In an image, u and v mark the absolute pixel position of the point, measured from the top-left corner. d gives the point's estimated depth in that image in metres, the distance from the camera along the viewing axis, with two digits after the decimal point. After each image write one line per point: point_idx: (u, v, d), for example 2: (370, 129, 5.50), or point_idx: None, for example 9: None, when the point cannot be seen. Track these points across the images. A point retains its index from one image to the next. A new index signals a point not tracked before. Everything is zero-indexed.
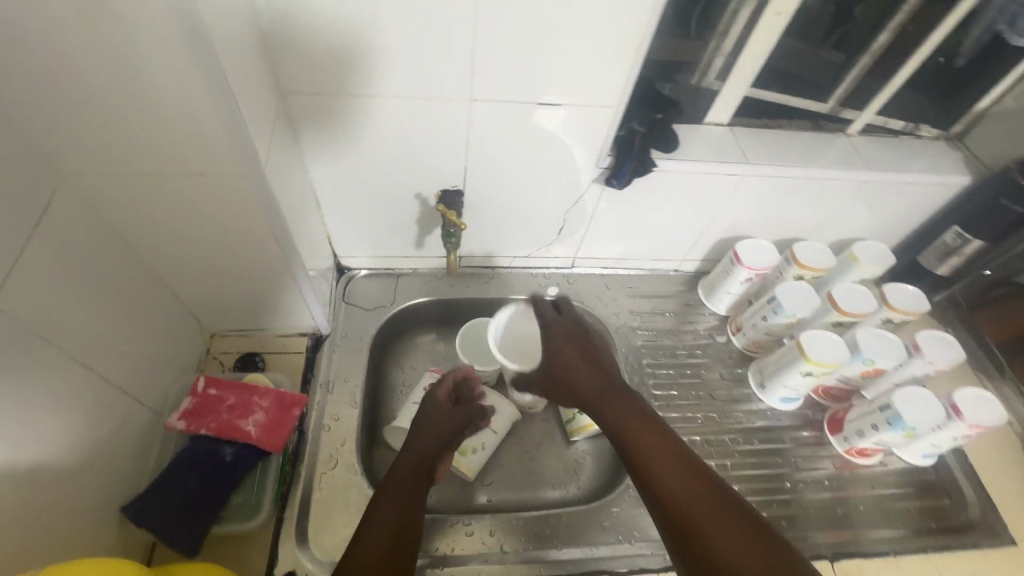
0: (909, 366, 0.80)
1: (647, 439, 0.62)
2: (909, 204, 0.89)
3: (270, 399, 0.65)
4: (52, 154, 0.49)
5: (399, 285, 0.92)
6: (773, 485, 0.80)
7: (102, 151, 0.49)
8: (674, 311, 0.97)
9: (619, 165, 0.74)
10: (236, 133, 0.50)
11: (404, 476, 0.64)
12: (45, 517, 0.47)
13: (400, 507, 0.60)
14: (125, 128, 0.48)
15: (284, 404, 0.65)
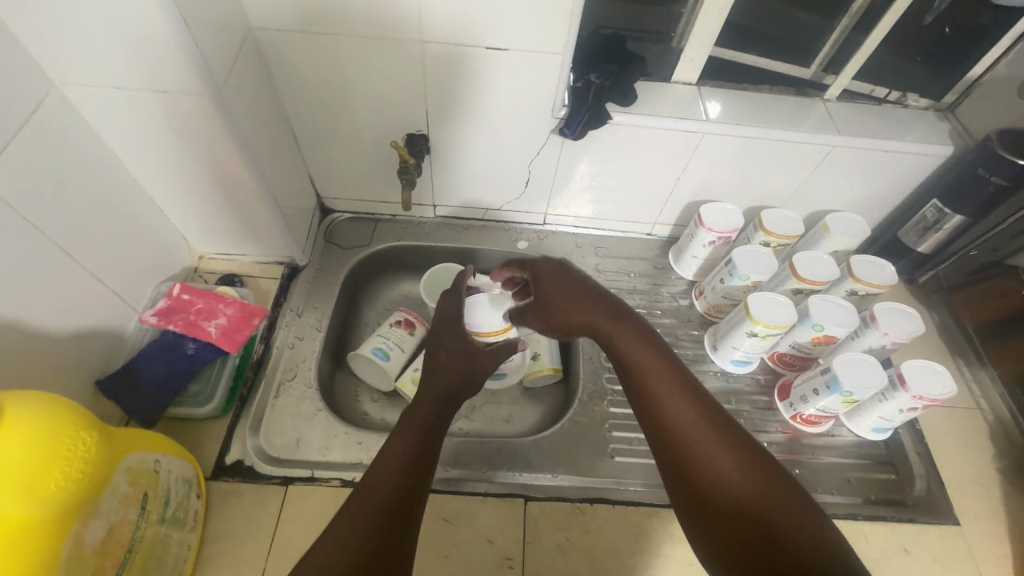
0: (865, 337, 0.80)
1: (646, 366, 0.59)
2: (888, 176, 0.87)
3: (233, 308, 0.73)
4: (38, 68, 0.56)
5: (377, 229, 0.98)
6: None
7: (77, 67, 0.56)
8: (641, 274, 0.99)
9: (573, 116, 0.77)
10: (191, 56, 0.55)
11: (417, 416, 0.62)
12: (17, 370, 0.56)
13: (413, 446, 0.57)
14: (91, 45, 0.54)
15: (245, 314, 0.73)
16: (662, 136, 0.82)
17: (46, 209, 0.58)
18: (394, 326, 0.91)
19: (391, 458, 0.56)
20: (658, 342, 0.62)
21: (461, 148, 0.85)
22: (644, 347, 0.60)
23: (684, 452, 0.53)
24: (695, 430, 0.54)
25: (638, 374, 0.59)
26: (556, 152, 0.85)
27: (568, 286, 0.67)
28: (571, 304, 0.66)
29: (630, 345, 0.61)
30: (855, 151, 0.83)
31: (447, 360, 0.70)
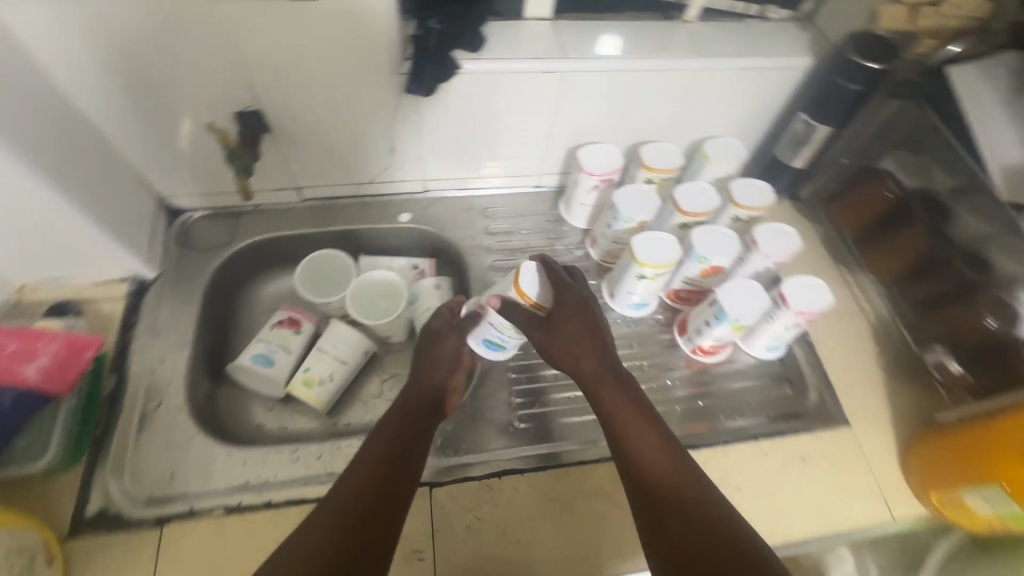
0: (749, 261, 0.80)
1: (637, 429, 0.61)
2: (757, 95, 0.85)
3: (57, 343, 0.63)
4: None
5: (239, 223, 0.88)
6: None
7: None
8: (534, 229, 0.95)
9: (417, 70, 0.69)
10: None
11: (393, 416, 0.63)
12: None
13: (381, 450, 0.58)
14: None
15: (74, 348, 0.63)
16: (525, 81, 0.76)
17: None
18: (276, 327, 0.83)
19: (360, 463, 0.57)
20: (646, 403, 0.64)
21: (308, 121, 0.76)
22: (632, 405, 0.63)
23: (664, 512, 0.55)
24: (679, 491, 0.56)
25: (626, 436, 0.61)
26: (414, 112, 0.77)
27: (577, 329, 0.68)
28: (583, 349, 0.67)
29: (619, 408, 0.63)
30: (720, 72, 0.80)
31: (424, 366, 0.69)
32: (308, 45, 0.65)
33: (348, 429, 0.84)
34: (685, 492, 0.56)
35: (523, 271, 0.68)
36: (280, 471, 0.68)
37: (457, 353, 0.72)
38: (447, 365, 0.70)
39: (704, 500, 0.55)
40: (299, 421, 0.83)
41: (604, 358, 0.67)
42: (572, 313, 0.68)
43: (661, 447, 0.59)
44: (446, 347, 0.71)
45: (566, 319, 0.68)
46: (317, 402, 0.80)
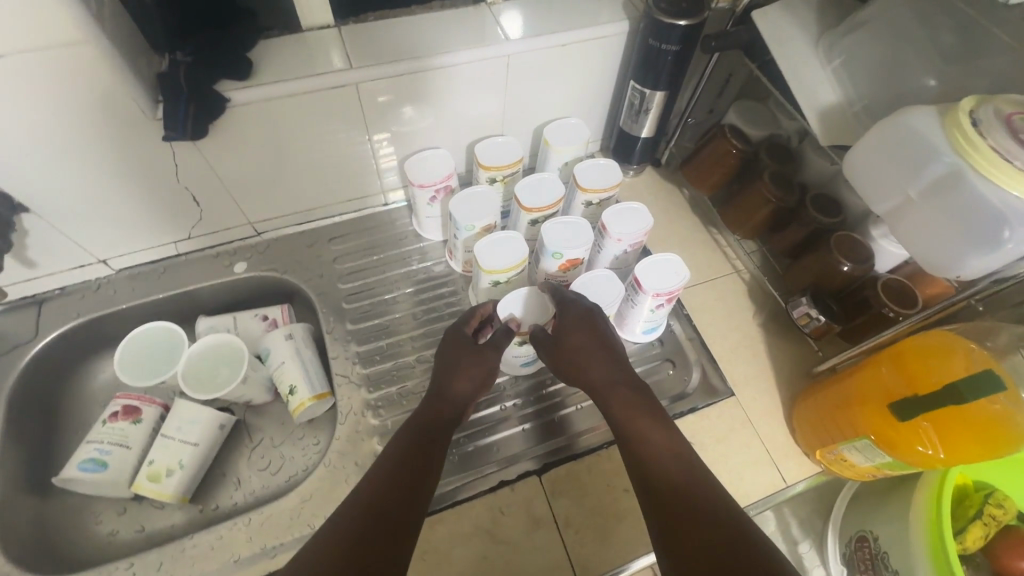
0: (606, 248, 0.76)
1: (646, 433, 0.57)
2: (586, 70, 0.80)
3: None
4: None
5: (44, 313, 0.77)
6: (511, 403, 0.74)
7: None
8: (390, 251, 0.87)
9: (173, 113, 0.60)
10: None
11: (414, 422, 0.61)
12: None
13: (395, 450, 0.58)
14: None
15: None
16: (310, 102, 0.67)
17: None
18: (107, 422, 0.74)
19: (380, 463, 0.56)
20: (658, 408, 0.61)
21: (73, 189, 0.65)
22: (644, 413, 0.59)
23: (681, 518, 0.49)
24: (692, 495, 0.50)
25: (639, 437, 0.57)
26: (202, 157, 0.68)
27: (586, 337, 0.66)
28: (596, 361, 0.65)
29: (628, 409, 0.60)
30: (535, 54, 0.74)
31: (461, 379, 0.66)
32: (15, 107, 0.54)
33: (219, 513, 0.76)
34: (692, 492, 0.51)
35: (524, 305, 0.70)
36: None
37: (484, 364, 0.67)
38: (471, 379, 0.66)
39: (713, 500, 0.50)
40: (157, 518, 0.74)
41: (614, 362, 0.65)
42: (578, 328, 0.66)
43: (673, 454, 0.55)
44: (475, 358, 0.67)
45: (570, 329, 0.66)
46: (168, 496, 0.72)
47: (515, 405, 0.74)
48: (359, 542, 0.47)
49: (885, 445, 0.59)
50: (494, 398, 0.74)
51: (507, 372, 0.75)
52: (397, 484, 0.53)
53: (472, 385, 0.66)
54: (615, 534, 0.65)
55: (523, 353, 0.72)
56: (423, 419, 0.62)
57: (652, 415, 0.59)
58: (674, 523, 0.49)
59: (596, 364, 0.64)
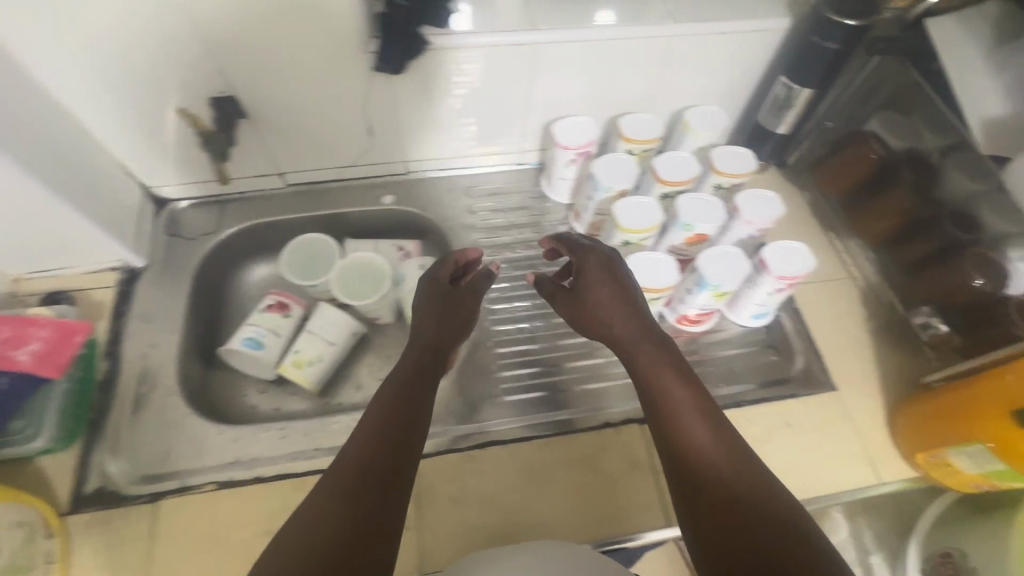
0: (732, 229, 0.79)
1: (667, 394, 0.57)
2: (736, 60, 0.83)
3: (7, 326, 0.64)
4: None
5: (226, 211, 0.89)
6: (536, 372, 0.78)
7: None
8: (518, 207, 0.95)
9: (385, 48, 0.69)
10: None
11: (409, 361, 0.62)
12: None
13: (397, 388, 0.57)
14: None
15: (11, 320, 0.64)
16: (491, 56, 0.75)
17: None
18: (265, 311, 0.85)
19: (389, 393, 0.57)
20: (680, 360, 0.60)
21: (281, 103, 0.76)
22: (669, 368, 0.58)
23: (713, 486, 0.50)
24: (727, 460, 0.51)
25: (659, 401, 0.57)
26: (389, 92, 0.77)
27: (608, 292, 0.65)
28: (619, 315, 0.63)
29: (653, 364, 0.59)
30: (697, 38, 0.79)
31: (453, 328, 0.67)
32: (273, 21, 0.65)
33: (340, 407, 0.86)
34: (724, 457, 0.52)
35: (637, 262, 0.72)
36: (270, 447, 0.70)
37: (456, 314, 0.68)
38: (457, 324, 0.68)
39: (741, 467, 0.51)
40: (291, 402, 0.85)
41: (633, 312, 0.64)
42: (602, 282, 0.65)
43: (699, 413, 0.55)
44: (455, 304, 0.69)
45: (596, 284, 0.65)
46: (307, 382, 0.82)
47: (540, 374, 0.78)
48: (365, 471, 0.49)
49: (1008, 454, 0.60)
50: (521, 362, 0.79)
51: None
52: (404, 411, 0.54)
53: (456, 332, 0.67)
54: None
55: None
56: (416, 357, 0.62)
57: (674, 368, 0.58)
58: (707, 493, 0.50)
59: (621, 319, 0.63)
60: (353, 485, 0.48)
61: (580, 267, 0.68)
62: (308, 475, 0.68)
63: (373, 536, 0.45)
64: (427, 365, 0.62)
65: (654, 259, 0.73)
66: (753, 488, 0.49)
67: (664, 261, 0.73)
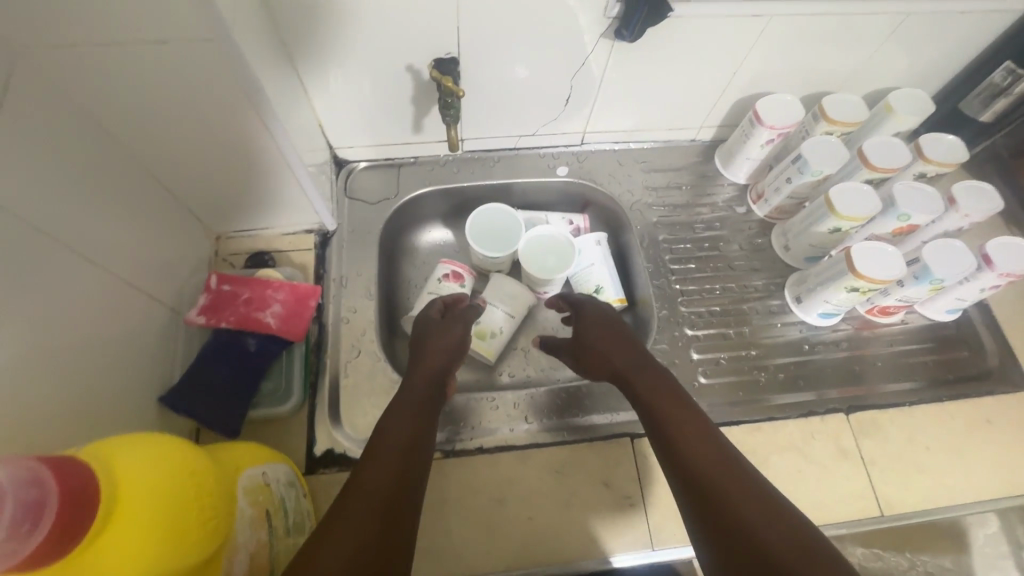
0: (941, 221, 0.77)
1: (667, 408, 0.57)
2: (958, 41, 0.79)
3: (244, 288, 0.64)
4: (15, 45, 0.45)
5: (402, 175, 0.88)
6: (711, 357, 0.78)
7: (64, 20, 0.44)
8: (690, 185, 0.92)
9: (630, 14, 0.65)
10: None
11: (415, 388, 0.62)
12: (88, 393, 0.50)
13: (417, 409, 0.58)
14: None
15: (247, 282, 0.64)
16: (724, 27, 0.71)
17: (39, 204, 0.45)
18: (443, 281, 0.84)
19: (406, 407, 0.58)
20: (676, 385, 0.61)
21: (495, 66, 0.73)
22: (666, 390, 0.60)
23: (697, 481, 0.49)
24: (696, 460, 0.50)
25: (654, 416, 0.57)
26: (605, 58, 0.74)
27: (611, 333, 0.69)
28: (617, 348, 0.67)
29: (649, 384, 0.60)
30: (932, 15, 0.74)
31: (446, 352, 0.68)
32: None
33: (509, 379, 0.86)
34: (713, 458, 0.50)
35: (862, 252, 0.71)
36: (485, 418, 0.71)
37: (451, 338, 0.70)
38: (446, 349, 0.68)
39: (728, 464, 0.49)
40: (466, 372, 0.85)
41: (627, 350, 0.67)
42: (602, 325, 0.70)
43: (693, 422, 0.54)
44: (441, 332, 0.70)
45: (590, 324, 0.71)
46: (490, 354, 0.82)
47: (715, 360, 0.77)
48: (394, 470, 0.49)
49: None
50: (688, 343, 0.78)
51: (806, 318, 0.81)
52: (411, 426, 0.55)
53: (451, 362, 0.68)
54: (916, 483, 0.70)
55: (835, 304, 0.76)
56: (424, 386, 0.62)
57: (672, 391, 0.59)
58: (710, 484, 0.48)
59: (618, 350, 0.66)
60: (382, 480, 0.47)
61: (581, 311, 0.74)
62: (529, 447, 0.69)
63: (384, 550, 0.42)
64: (432, 394, 0.62)
65: (878, 249, 0.71)
66: (772, 510, 0.44)
67: (891, 253, 0.71)
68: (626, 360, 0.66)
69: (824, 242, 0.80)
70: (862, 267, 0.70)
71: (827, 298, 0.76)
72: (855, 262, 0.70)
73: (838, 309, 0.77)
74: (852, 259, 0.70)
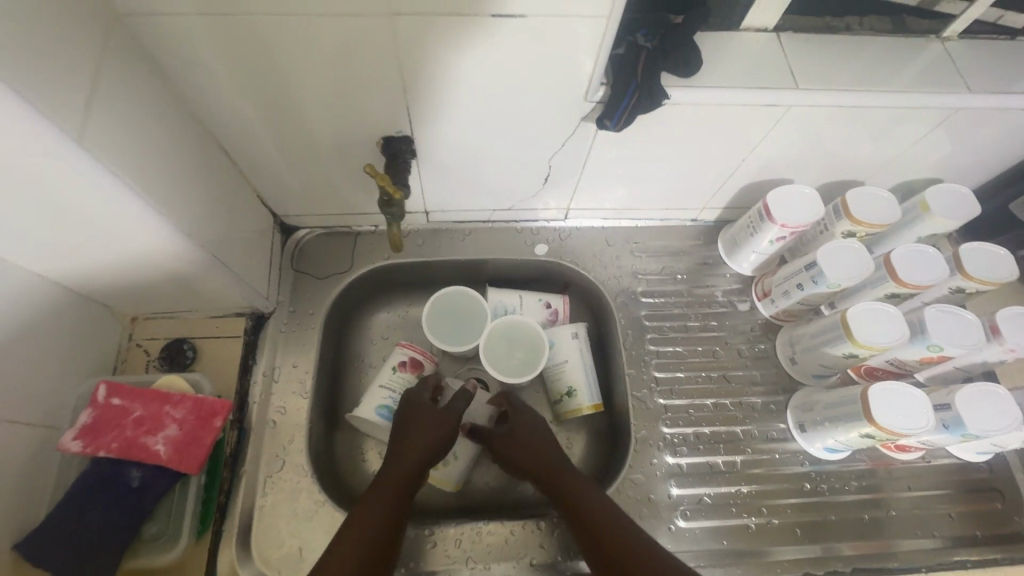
0: (981, 351, 0.65)
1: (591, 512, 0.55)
2: (1011, 137, 0.68)
3: (138, 403, 0.54)
4: None
5: (358, 246, 0.77)
6: (693, 493, 0.67)
7: None
8: (687, 273, 0.80)
9: (616, 102, 0.55)
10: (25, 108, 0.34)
11: (389, 481, 0.57)
12: None
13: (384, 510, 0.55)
14: None
15: (142, 396, 0.54)
16: (730, 114, 0.60)
17: None
18: (398, 371, 0.71)
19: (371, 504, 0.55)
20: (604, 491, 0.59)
21: (462, 144, 0.63)
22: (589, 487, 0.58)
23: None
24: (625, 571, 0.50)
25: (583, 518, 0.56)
26: (591, 141, 0.64)
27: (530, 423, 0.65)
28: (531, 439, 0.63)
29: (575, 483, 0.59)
30: (983, 110, 0.62)
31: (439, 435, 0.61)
32: (495, 58, 0.51)
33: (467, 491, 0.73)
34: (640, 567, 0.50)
35: (882, 394, 0.59)
36: (419, 558, 0.62)
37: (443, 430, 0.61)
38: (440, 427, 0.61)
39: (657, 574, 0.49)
40: None
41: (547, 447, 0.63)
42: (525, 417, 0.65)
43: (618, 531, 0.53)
44: (429, 415, 0.62)
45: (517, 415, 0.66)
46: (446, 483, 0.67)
47: (700, 498, 0.66)
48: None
49: None
50: (673, 472, 0.67)
51: (811, 448, 0.69)
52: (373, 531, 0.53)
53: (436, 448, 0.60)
54: None
55: (843, 442, 0.65)
56: (401, 473, 0.58)
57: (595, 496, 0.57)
58: None
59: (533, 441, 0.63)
60: None
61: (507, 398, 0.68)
62: None
63: None
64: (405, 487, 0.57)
65: (901, 391, 0.59)
66: None
67: (922, 398, 0.59)
68: (557, 461, 0.61)
69: (836, 363, 0.68)
70: (880, 414, 0.58)
71: (835, 434, 0.65)
72: (872, 405, 0.59)
73: (846, 446, 0.66)
74: (868, 401, 0.59)
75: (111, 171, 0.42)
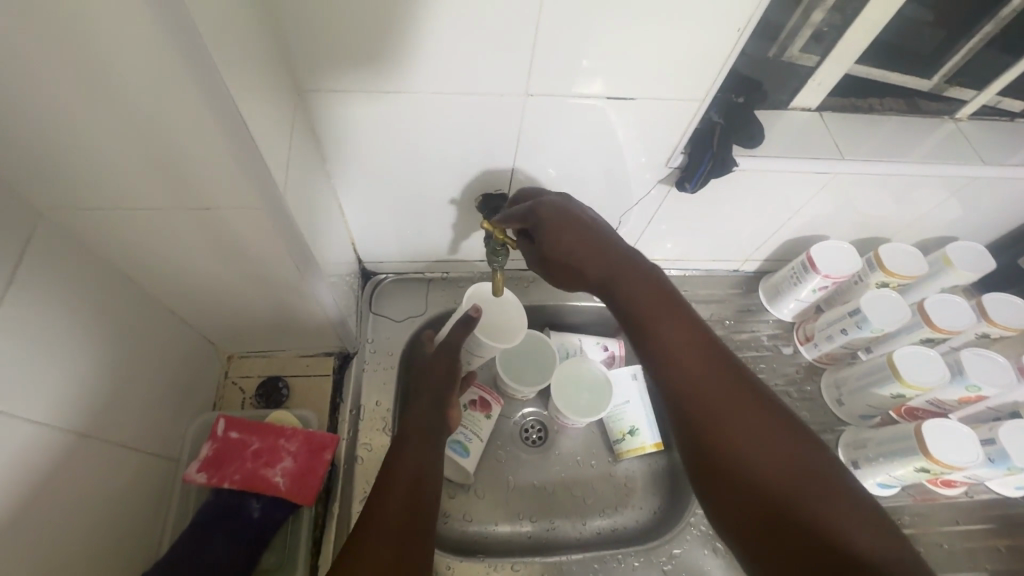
0: (1012, 392, 0.71)
1: (652, 310, 0.49)
2: (1018, 201, 0.77)
3: (255, 437, 0.57)
4: (33, 199, 0.40)
5: (431, 291, 0.82)
6: None
7: (99, 185, 0.40)
8: (733, 319, 0.87)
9: (694, 168, 0.63)
10: (253, 175, 0.40)
11: (415, 428, 0.64)
12: None
13: (419, 454, 0.60)
14: (115, 156, 0.37)
15: (259, 429, 0.57)
16: (783, 180, 0.68)
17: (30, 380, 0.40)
18: (471, 410, 0.76)
19: (411, 443, 0.61)
20: (671, 290, 0.51)
21: None
22: (664, 311, 0.49)
23: (705, 413, 0.45)
24: (707, 394, 0.45)
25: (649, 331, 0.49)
26: (659, 200, 0.71)
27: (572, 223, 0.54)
28: (588, 249, 0.53)
29: (643, 305, 0.50)
30: (997, 179, 0.72)
31: (441, 374, 0.69)
32: (600, 127, 0.59)
33: (536, 533, 0.77)
34: (717, 390, 0.45)
35: (934, 429, 0.65)
36: None
37: (445, 368, 0.69)
38: (444, 370, 0.69)
39: (735, 398, 0.45)
40: (482, 511, 0.77)
41: (703, 347, 0.47)
42: (575, 237, 0.54)
43: (694, 347, 0.47)
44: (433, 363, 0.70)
45: (560, 223, 0.54)
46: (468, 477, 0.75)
47: None
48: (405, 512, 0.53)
49: None
50: None
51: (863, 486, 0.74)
52: (410, 451, 0.60)
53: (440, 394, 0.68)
54: None
55: (897, 477, 0.69)
56: (421, 417, 0.65)
57: (666, 301, 0.50)
58: (714, 427, 0.44)
59: (588, 251, 0.53)
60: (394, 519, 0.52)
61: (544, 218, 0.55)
62: None
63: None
64: (427, 424, 0.65)
65: (949, 426, 0.65)
66: (778, 441, 0.43)
67: (966, 433, 0.65)
68: (611, 271, 0.52)
69: (881, 402, 0.74)
70: (935, 448, 0.64)
71: (888, 470, 0.70)
72: (926, 439, 0.64)
73: (898, 482, 0.71)
74: (921, 435, 0.64)
75: (292, 227, 0.48)
